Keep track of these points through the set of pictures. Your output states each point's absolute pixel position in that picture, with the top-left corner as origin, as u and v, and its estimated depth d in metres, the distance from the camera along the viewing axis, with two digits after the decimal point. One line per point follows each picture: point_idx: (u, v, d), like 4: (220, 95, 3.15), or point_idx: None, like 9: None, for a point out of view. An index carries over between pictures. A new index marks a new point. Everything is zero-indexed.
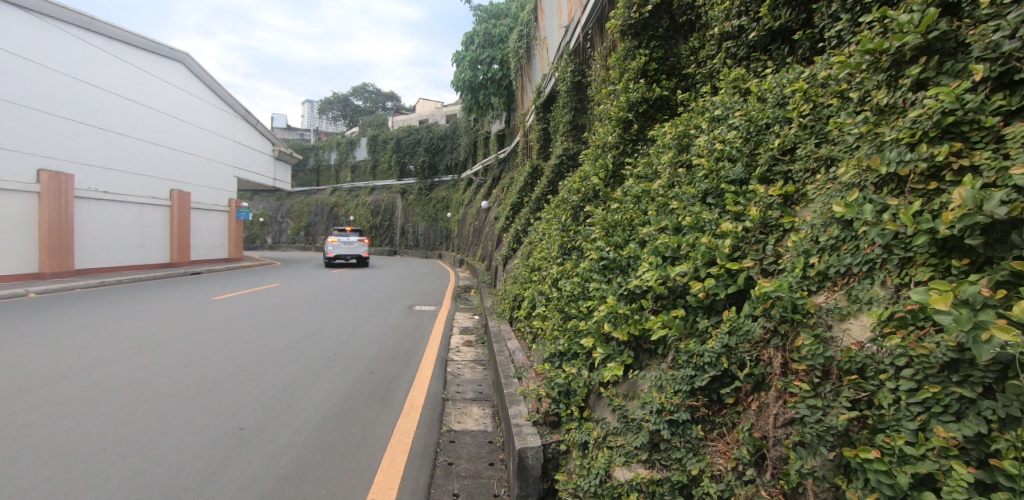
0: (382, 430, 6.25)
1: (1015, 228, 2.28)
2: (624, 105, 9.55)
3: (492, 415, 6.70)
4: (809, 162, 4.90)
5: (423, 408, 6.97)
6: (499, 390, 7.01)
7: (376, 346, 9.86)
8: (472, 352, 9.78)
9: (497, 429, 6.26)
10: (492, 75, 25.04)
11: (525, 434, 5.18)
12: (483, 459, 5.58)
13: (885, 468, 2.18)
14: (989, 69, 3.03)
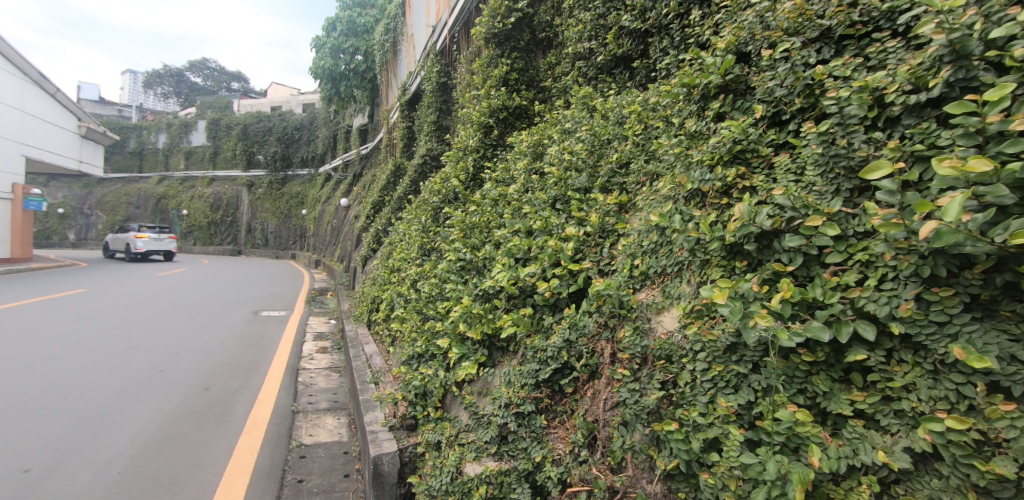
0: (218, 454, 5.61)
1: (775, 238, 2.85)
2: (485, 111, 9.82)
3: (349, 425, 6.38)
4: (640, 176, 5.54)
5: (269, 423, 6.40)
6: (355, 397, 6.73)
7: (214, 358, 8.82)
8: (328, 359, 9.25)
9: (354, 438, 5.99)
10: (356, 66, 23.79)
11: (382, 440, 5.10)
12: (337, 471, 5.30)
13: (683, 437, 2.57)
14: (766, 110, 3.76)
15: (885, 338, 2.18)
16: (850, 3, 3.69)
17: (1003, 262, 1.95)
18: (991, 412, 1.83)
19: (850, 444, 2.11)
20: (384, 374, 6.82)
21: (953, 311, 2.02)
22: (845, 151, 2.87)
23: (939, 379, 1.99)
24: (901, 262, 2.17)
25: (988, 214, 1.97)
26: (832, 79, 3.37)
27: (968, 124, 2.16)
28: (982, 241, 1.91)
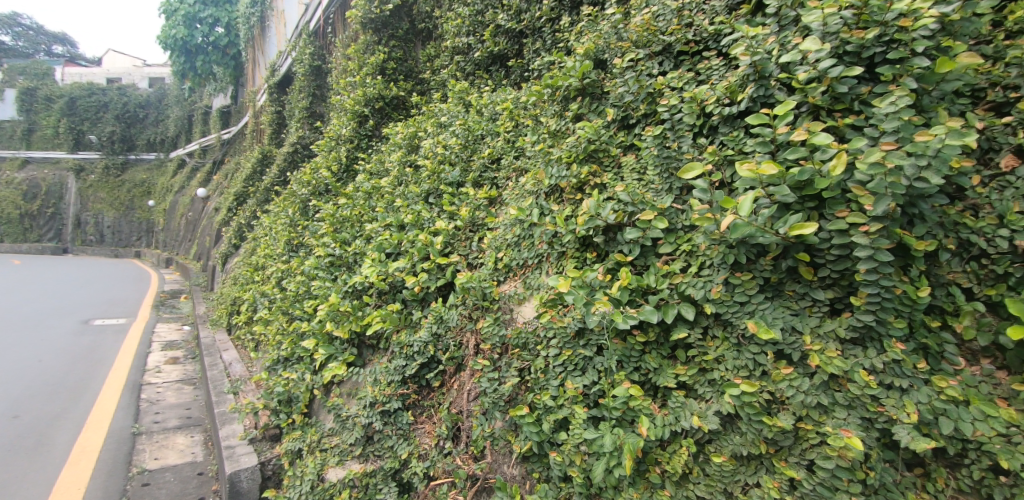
0: (32, 495, 4.72)
1: (619, 231, 3.15)
2: (360, 100, 9.35)
3: (204, 442, 5.71)
4: (510, 171, 5.68)
5: (102, 449, 5.52)
6: (211, 410, 6.06)
7: (27, 378, 7.38)
8: (179, 370, 8.21)
9: (211, 457, 5.38)
10: (217, 40, 20.22)
11: (239, 455, 4.74)
12: (191, 495, 4.72)
13: (534, 420, 2.77)
14: (617, 114, 4.11)
15: (702, 317, 2.49)
16: (686, 22, 4.13)
17: (786, 249, 2.28)
18: (775, 375, 2.16)
19: (673, 412, 2.37)
20: (243, 382, 6.27)
21: (751, 292, 2.35)
22: (676, 153, 3.23)
23: (742, 350, 2.29)
24: (713, 251, 2.50)
25: (775, 210, 2.30)
26: (669, 89, 3.75)
27: (762, 133, 2.51)
28: (770, 232, 2.24)
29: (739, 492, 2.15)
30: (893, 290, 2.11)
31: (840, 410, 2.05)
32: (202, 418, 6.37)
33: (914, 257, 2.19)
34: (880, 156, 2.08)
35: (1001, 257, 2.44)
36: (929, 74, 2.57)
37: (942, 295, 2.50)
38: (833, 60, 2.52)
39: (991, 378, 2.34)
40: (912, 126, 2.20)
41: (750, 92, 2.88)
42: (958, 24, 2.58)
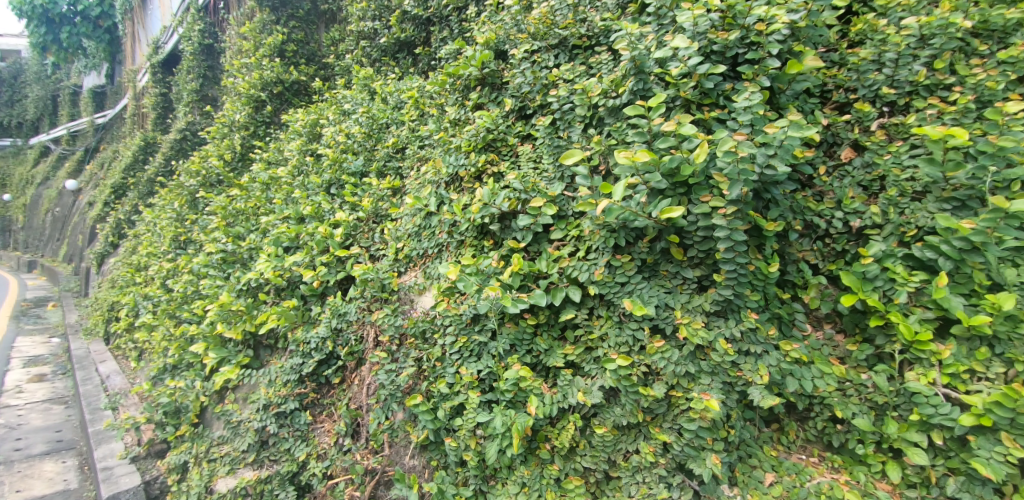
0: None
1: (511, 219, 3.28)
2: (256, 83, 8.53)
3: (80, 466, 5.14)
4: (416, 161, 5.46)
5: None
6: (87, 429, 5.43)
7: None
8: (46, 387, 7.26)
9: (88, 482, 4.85)
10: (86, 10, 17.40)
11: (118, 475, 4.42)
12: None
13: (430, 408, 2.80)
14: (515, 104, 4.17)
15: (588, 299, 2.64)
16: (581, 17, 4.25)
17: (659, 231, 2.44)
18: (649, 349, 2.31)
19: (561, 390, 2.48)
20: (123, 395, 5.73)
21: (630, 273, 2.51)
22: (567, 143, 3.37)
23: (623, 327, 2.45)
24: (596, 235, 2.62)
25: (650, 195, 2.45)
26: (563, 80, 3.85)
27: (639, 124, 2.66)
28: (643, 216, 2.39)
29: (621, 459, 2.31)
30: (747, 266, 2.34)
31: (705, 377, 2.24)
32: (76, 439, 5.69)
33: (766, 237, 2.45)
34: (733, 146, 2.27)
35: (839, 236, 2.85)
36: (782, 74, 2.88)
37: (794, 270, 2.83)
38: (700, 58, 2.71)
39: (831, 341, 2.67)
40: (764, 120, 2.43)
41: (631, 85, 3.01)
42: (804, 30, 2.91)
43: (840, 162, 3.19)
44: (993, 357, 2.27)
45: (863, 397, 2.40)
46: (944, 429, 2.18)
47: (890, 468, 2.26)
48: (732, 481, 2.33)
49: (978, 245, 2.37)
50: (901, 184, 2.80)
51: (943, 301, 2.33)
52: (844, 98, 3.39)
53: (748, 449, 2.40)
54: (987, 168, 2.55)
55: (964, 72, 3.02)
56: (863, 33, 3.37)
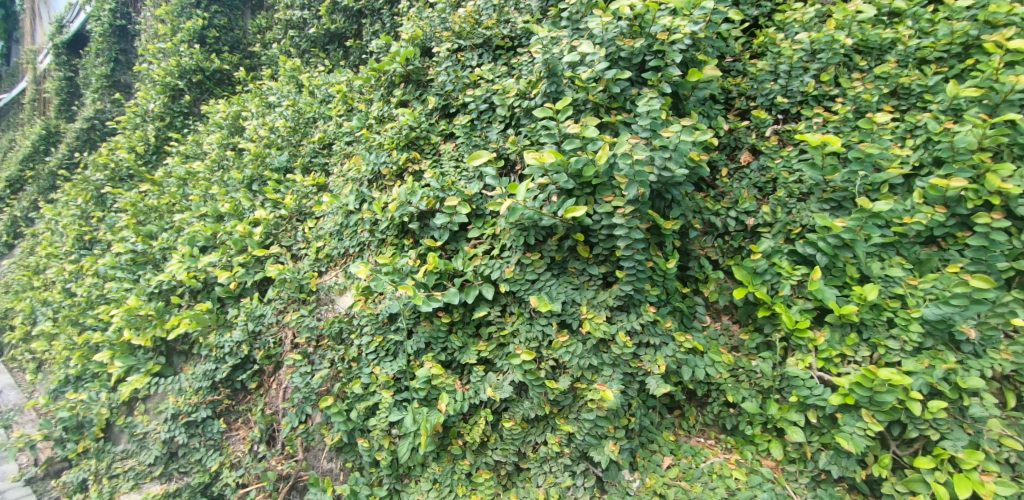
0: None
1: (424, 219, 3.36)
2: (171, 69, 7.66)
3: None
4: (343, 157, 5.04)
5: None
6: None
7: None
8: None
9: None
10: None
11: None
12: None
13: (341, 410, 2.82)
14: (439, 102, 4.15)
15: (501, 296, 2.71)
16: (504, 19, 4.29)
17: (566, 229, 2.54)
18: (555, 343, 2.40)
19: (473, 386, 2.54)
20: (17, 411, 5.28)
21: (539, 271, 2.60)
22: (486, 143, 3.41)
23: (533, 322, 2.54)
24: (507, 234, 2.68)
25: (559, 195, 2.55)
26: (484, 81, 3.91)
27: (549, 126, 2.74)
28: (550, 216, 2.49)
29: (530, 450, 2.42)
30: (646, 263, 2.47)
31: (607, 369, 2.36)
32: None
33: (665, 235, 2.61)
34: (628, 148, 2.37)
35: (736, 233, 3.06)
36: (684, 82, 3.05)
37: (695, 266, 3.01)
38: (606, 63, 2.82)
39: (727, 331, 2.88)
40: (663, 123, 2.54)
41: (544, 88, 3.10)
42: (704, 41, 3.08)
43: (740, 164, 3.45)
44: (861, 341, 2.53)
45: (752, 382, 2.59)
46: (818, 408, 2.40)
47: (772, 445, 2.47)
48: (633, 466, 2.46)
49: (847, 242, 2.64)
50: (789, 186, 3.05)
51: (819, 293, 2.57)
52: (746, 105, 3.67)
53: (649, 435, 2.54)
54: (857, 173, 2.86)
55: (846, 85, 3.32)
56: (765, 45, 3.66)
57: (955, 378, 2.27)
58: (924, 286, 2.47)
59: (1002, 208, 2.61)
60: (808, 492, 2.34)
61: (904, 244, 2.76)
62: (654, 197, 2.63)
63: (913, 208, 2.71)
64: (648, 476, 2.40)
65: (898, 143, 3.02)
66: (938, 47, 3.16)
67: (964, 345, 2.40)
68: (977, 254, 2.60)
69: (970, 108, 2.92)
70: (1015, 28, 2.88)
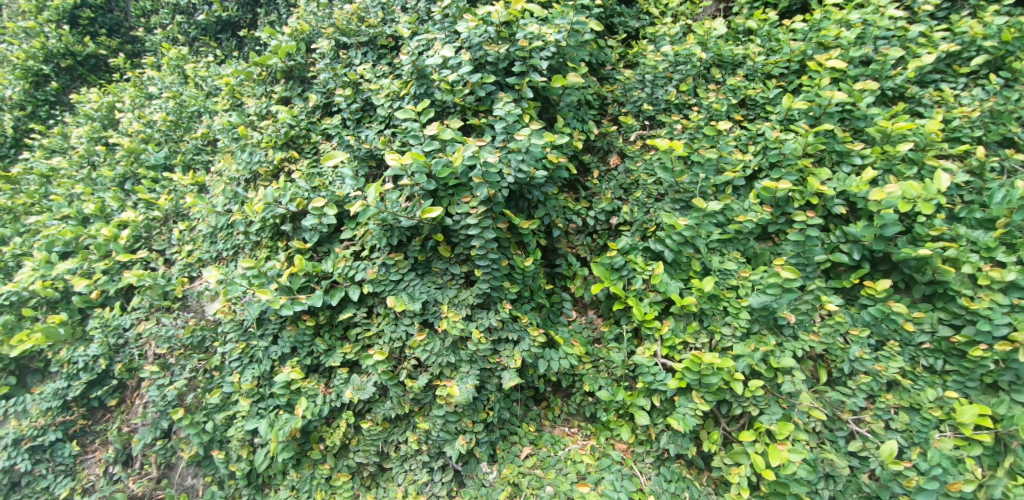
0: None
1: (293, 220, 3.27)
2: (33, 51, 6.12)
3: None
4: (224, 154, 4.34)
5: None
6: None
7: None
8: None
9: None
10: None
11: None
12: None
13: (194, 423, 2.79)
14: (319, 99, 3.91)
15: (368, 298, 2.75)
16: (388, 18, 4.13)
17: (428, 231, 2.65)
18: (413, 342, 2.52)
19: (336, 390, 2.61)
20: None
21: (403, 271, 2.69)
22: (356, 145, 3.28)
23: (398, 322, 2.61)
24: (372, 234, 2.72)
25: (422, 195, 2.63)
26: (365, 82, 3.64)
27: (412, 129, 2.84)
28: (407, 216, 2.57)
29: (391, 450, 2.56)
30: (500, 262, 2.65)
31: (464, 366, 2.51)
32: None
33: (524, 234, 2.76)
34: (476, 151, 2.53)
35: (601, 232, 3.30)
36: (549, 87, 3.19)
37: (563, 263, 3.19)
38: (470, 69, 2.97)
39: (590, 324, 3.11)
40: (519, 123, 2.77)
41: (413, 90, 3.13)
42: (569, 49, 3.25)
43: (610, 167, 3.65)
44: (701, 329, 2.79)
45: (609, 371, 2.84)
46: (661, 393, 2.64)
47: (623, 428, 2.72)
48: (494, 458, 2.64)
49: (689, 239, 2.89)
50: (648, 187, 3.27)
51: (663, 286, 2.80)
52: (618, 111, 3.84)
53: (510, 428, 2.74)
54: (700, 175, 3.14)
55: (702, 95, 3.60)
56: (637, 56, 3.95)
57: (772, 358, 2.58)
58: (753, 277, 2.75)
59: (821, 207, 2.93)
60: (652, 471, 2.58)
61: (742, 239, 2.99)
62: (517, 198, 2.84)
63: (749, 208, 2.97)
64: (505, 467, 2.57)
65: (742, 149, 3.31)
66: (781, 63, 3.53)
67: (784, 328, 2.74)
68: (798, 248, 2.88)
69: (800, 118, 3.25)
70: (840, 50, 3.32)
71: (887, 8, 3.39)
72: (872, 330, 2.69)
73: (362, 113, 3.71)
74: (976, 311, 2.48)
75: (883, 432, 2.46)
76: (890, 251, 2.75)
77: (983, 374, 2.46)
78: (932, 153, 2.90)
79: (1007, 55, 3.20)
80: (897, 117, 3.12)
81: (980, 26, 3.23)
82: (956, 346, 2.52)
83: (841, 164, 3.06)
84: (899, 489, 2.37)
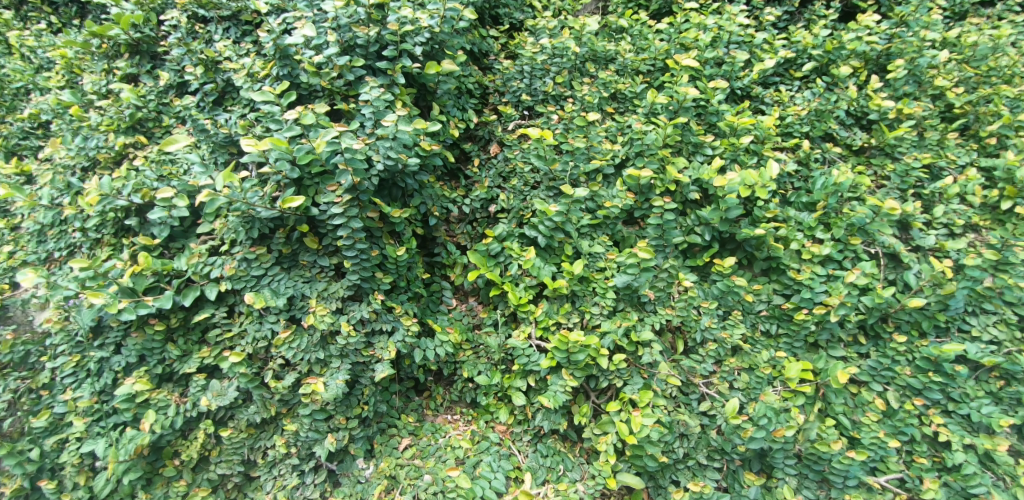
0: None
1: (138, 214, 2.92)
2: None
3: None
4: (56, 138, 3.53)
5: None
6: None
7: None
8: None
9: None
10: None
11: None
12: None
13: (12, 451, 2.50)
14: (172, 77, 3.36)
15: (227, 296, 2.74)
16: None
17: (293, 222, 2.69)
18: (278, 341, 2.61)
19: (192, 398, 2.60)
20: None
21: (266, 266, 2.73)
22: (213, 129, 2.98)
23: (262, 321, 2.68)
24: (230, 228, 2.66)
25: (286, 184, 2.62)
26: (225, 60, 3.16)
27: (273, 113, 2.70)
28: (267, 207, 2.56)
29: (258, 457, 2.69)
30: (369, 252, 2.79)
31: (334, 361, 2.69)
32: None
33: (395, 222, 2.89)
34: (336, 135, 2.54)
35: (481, 220, 3.46)
36: (424, 73, 3.13)
37: (442, 251, 3.31)
38: (337, 51, 2.84)
39: (470, 311, 3.29)
40: (388, 109, 2.80)
41: (274, 71, 2.91)
42: (442, 35, 3.17)
43: (490, 155, 3.71)
44: (573, 309, 2.98)
45: (487, 356, 3.03)
46: (535, 373, 2.85)
47: (501, 409, 2.94)
48: (371, 452, 2.85)
49: (559, 224, 3.03)
50: (525, 176, 3.39)
51: (536, 270, 2.98)
52: (499, 101, 3.87)
53: (389, 421, 2.96)
54: (571, 163, 3.31)
55: (576, 87, 3.70)
56: (518, 47, 4.02)
57: (633, 333, 2.81)
58: (618, 258, 2.95)
59: (679, 194, 3.16)
60: (528, 448, 2.82)
61: (610, 224, 3.19)
62: (390, 186, 2.90)
63: (615, 195, 3.15)
64: (383, 461, 2.77)
65: (612, 139, 3.45)
66: (648, 60, 3.76)
67: (646, 305, 2.99)
68: (659, 231, 3.10)
69: (662, 112, 3.44)
70: (697, 51, 3.61)
71: (737, 17, 3.78)
72: (720, 302, 2.99)
73: (220, 96, 3.31)
74: (801, 282, 2.87)
75: (727, 392, 2.75)
76: (735, 232, 3.07)
77: (806, 334, 2.87)
78: (769, 145, 3.27)
79: (830, 63, 3.70)
80: (742, 113, 3.45)
81: (810, 38, 3.72)
82: (786, 311, 2.90)
83: (696, 154, 3.31)
84: (738, 441, 2.62)
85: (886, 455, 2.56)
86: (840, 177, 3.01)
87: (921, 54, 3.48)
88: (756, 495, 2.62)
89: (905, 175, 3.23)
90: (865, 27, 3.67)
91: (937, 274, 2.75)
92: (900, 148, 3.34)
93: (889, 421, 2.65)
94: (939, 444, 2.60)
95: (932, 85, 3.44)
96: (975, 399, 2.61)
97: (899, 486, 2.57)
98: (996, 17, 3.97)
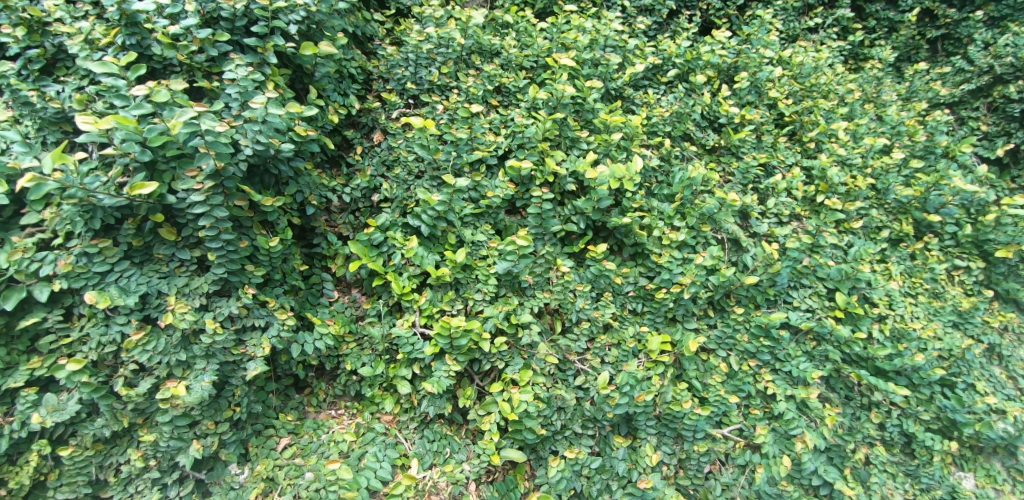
0: None
1: None
2: None
3: None
4: None
5: None
6: None
7: None
8: None
9: None
10: None
11: None
12: None
13: None
14: None
15: (63, 297, 2.41)
16: None
17: (145, 211, 2.43)
18: (128, 344, 2.35)
19: (20, 417, 2.27)
20: None
21: (112, 261, 2.44)
22: (40, 103, 2.61)
23: (109, 324, 2.39)
24: (65, 219, 2.35)
25: (135, 168, 2.36)
26: (56, 22, 2.70)
27: (118, 87, 2.42)
28: (111, 194, 2.29)
29: (109, 476, 2.41)
30: (236, 243, 2.62)
31: (198, 362, 2.49)
32: None
33: (267, 212, 2.74)
34: (195, 116, 2.35)
35: (363, 210, 3.38)
36: (299, 54, 2.98)
37: (322, 243, 3.21)
38: (197, 22, 2.62)
39: (353, 303, 3.23)
40: (256, 88, 2.62)
41: (118, 40, 2.59)
42: (318, 15, 3.03)
43: (373, 143, 3.62)
44: (457, 296, 3.05)
45: (371, 348, 3.00)
46: (419, 360, 2.88)
47: (386, 399, 2.93)
48: (247, 456, 2.71)
49: (442, 213, 3.09)
50: (408, 165, 3.38)
51: (419, 259, 3.00)
52: (382, 87, 3.75)
53: (266, 422, 2.82)
54: (455, 153, 3.36)
55: (461, 79, 3.73)
56: (402, 34, 3.95)
57: (513, 316, 2.95)
58: (498, 246, 3.06)
59: (557, 185, 3.34)
60: (415, 435, 2.85)
61: (492, 213, 3.30)
62: (261, 173, 2.77)
63: (497, 185, 3.26)
64: (259, 463, 2.65)
65: (495, 131, 3.55)
66: (531, 57, 3.89)
67: (526, 290, 3.15)
68: (538, 220, 3.25)
69: (542, 107, 3.61)
70: (576, 51, 3.83)
71: (612, 22, 4.07)
72: (593, 285, 3.23)
73: (49, 64, 2.81)
74: (662, 265, 3.20)
75: (598, 366, 3.00)
76: (606, 220, 3.33)
77: (666, 310, 3.21)
78: (636, 142, 3.57)
79: (690, 71, 4.14)
80: (614, 110, 3.72)
81: (673, 47, 4.14)
82: (650, 291, 3.21)
83: (573, 148, 3.50)
84: (607, 409, 2.86)
85: (727, 409, 2.99)
86: (693, 173, 3.40)
87: (760, 69, 4.06)
88: (623, 456, 2.89)
89: (746, 172, 3.72)
90: (718, 42, 4.16)
91: (768, 256, 3.19)
92: (743, 148, 3.85)
93: (730, 381, 3.08)
94: (769, 397, 3.07)
95: (768, 95, 4.01)
96: (795, 357, 3.14)
97: (738, 434, 3.01)
98: (818, 41, 4.71)
